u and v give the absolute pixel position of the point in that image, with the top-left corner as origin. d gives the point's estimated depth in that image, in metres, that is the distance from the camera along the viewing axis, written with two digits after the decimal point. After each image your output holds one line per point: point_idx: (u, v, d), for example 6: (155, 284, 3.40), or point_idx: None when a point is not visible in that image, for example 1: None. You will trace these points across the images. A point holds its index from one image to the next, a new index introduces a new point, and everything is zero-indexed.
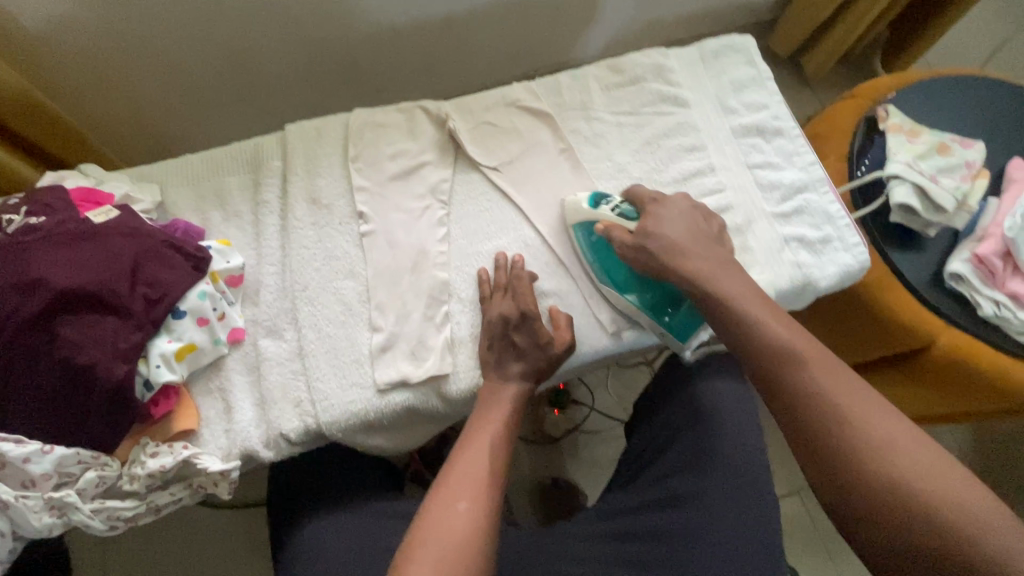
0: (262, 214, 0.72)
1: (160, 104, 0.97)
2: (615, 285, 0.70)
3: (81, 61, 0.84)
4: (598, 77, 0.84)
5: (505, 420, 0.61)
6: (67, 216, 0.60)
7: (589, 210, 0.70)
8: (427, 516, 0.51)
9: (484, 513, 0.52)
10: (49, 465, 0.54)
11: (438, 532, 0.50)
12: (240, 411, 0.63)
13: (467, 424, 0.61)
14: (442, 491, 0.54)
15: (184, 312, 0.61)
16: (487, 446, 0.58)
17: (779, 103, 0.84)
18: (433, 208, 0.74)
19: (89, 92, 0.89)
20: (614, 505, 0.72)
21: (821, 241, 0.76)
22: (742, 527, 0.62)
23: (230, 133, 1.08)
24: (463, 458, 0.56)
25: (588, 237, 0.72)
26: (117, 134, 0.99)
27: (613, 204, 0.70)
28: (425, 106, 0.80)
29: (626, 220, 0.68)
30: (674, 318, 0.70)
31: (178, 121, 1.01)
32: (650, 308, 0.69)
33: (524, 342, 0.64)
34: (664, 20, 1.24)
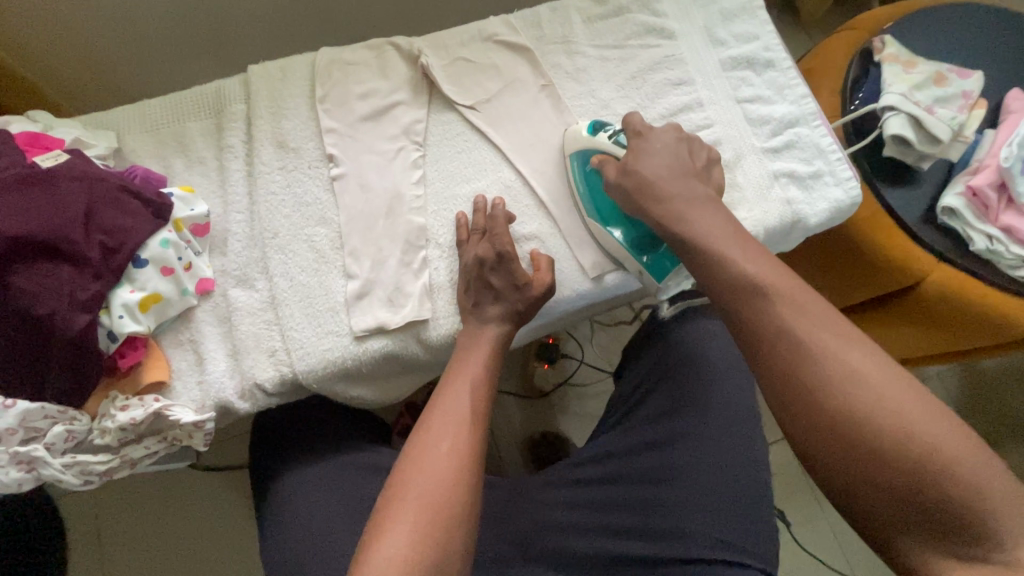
0: (226, 160, 0.68)
1: (115, 51, 0.91)
2: (601, 218, 0.68)
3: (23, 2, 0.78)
4: (579, 8, 0.79)
5: (485, 361, 0.59)
6: (14, 160, 0.56)
7: (587, 137, 0.68)
8: (411, 456, 0.51)
9: (467, 453, 0.51)
10: (13, 419, 0.51)
11: (420, 472, 0.49)
12: (212, 362, 0.61)
13: (448, 367, 0.60)
14: (422, 434, 0.53)
15: (146, 260, 0.58)
16: (470, 388, 0.57)
17: (770, 33, 0.79)
18: (407, 149, 0.70)
19: (35, 37, 0.84)
20: (592, 450, 0.70)
21: (812, 176, 0.73)
22: (727, 467, 0.63)
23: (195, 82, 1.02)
24: (443, 399, 0.55)
25: (582, 167, 0.70)
26: (70, 85, 0.94)
27: (611, 132, 0.67)
28: (395, 42, 0.75)
29: (616, 148, 0.66)
30: (652, 259, 0.67)
31: (135, 70, 0.96)
32: (631, 243, 0.67)
33: (504, 284, 0.62)
34: None
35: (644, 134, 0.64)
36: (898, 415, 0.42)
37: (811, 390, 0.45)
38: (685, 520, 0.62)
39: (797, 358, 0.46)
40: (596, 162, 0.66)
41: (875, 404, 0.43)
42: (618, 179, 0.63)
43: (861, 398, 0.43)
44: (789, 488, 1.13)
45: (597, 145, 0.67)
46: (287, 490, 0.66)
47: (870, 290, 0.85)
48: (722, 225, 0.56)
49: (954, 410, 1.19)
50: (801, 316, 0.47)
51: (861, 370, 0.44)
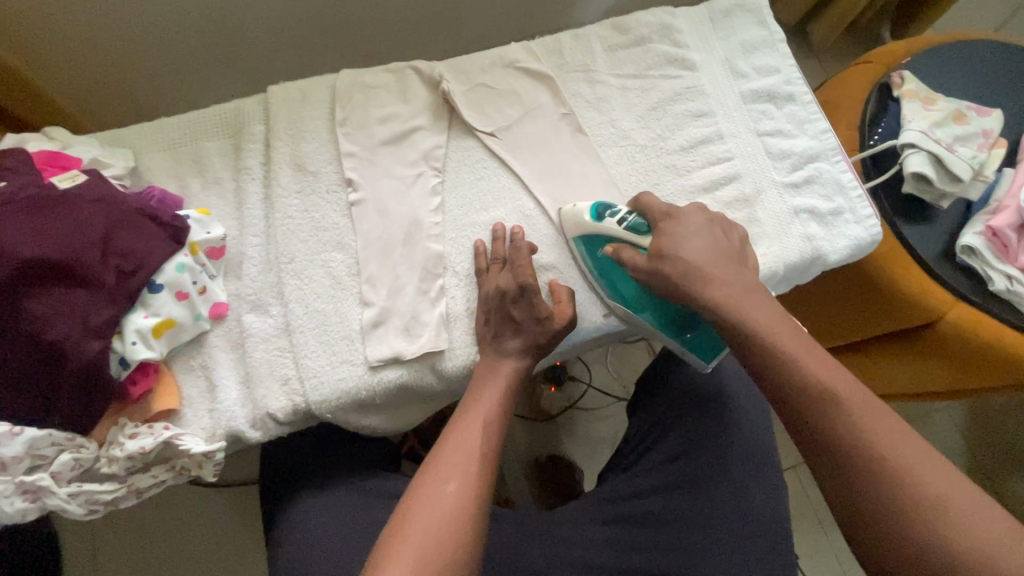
0: (243, 181, 0.68)
1: (131, 57, 0.91)
2: (625, 301, 0.65)
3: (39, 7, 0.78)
4: (600, 37, 0.79)
5: (499, 398, 0.58)
6: (31, 180, 0.55)
7: (593, 223, 0.65)
8: (416, 493, 0.49)
9: (473, 495, 0.49)
10: (20, 447, 0.50)
11: (425, 513, 0.47)
12: (224, 390, 0.60)
13: (460, 402, 0.58)
14: (429, 473, 0.51)
15: (161, 286, 0.57)
16: (481, 427, 0.55)
17: (791, 67, 0.79)
18: (426, 175, 0.70)
19: (51, 42, 0.83)
20: (615, 488, 0.68)
21: (832, 213, 0.73)
22: (752, 507, 0.63)
23: (211, 88, 1.03)
24: (452, 438, 0.54)
25: (592, 254, 0.67)
26: (85, 88, 0.93)
27: (618, 214, 0.64)
28: (416, 66, 0.74)
29: (637, 235, 0.62)
30: (693, 336, 0.65)
31: (151, 76, 0.96)
32: (665, 326, 0.64)
33: (523, 317, 0.61)
34: None
35: (672, 216, 0.61)
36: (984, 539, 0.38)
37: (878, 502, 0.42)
38: (700, 565, 0.61)
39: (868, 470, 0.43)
40: (613, 252, 0.63)
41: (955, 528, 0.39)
42: (654, 265, 0.59)
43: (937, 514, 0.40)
44: (796, 519, 1.11)
45: (609, 233, 0.64)
46: (297, 522, 0.63)
47: (895, 322, 0.83)
48: (778, 317, 0.53)
49: (961, 442, 1.19)
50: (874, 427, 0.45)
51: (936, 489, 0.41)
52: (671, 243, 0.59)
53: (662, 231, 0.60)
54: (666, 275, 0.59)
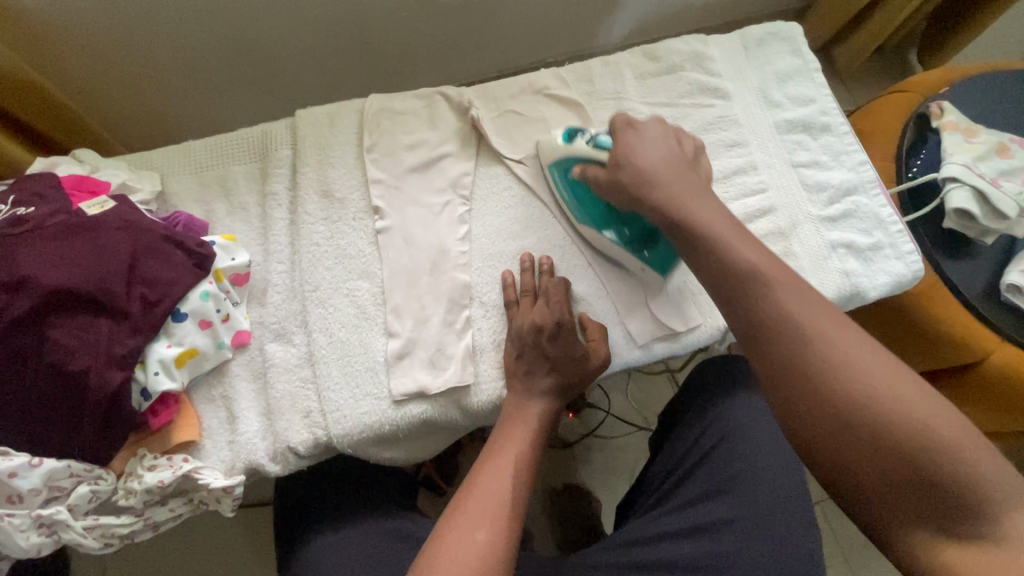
0: (269, 207, 0.67)
1: (160, 65, 0.93)
2: (593, 221, 0.67)
3: (72, 14, 0.80)
4: (632, 64, 0.78)
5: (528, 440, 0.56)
6: (61, 207, 0.55)
7: (563, 145, 0.65)
8: (440, 542, 0.47)
9: (501, 546, 0.47)
10: (39, 479, 0.49)
11: (450, 566, 0.45)
12: (245, 422, 0.58)
13: (485, 444, 0.57)
14: (455, 520, 0.49)
15: (185, 315, 0.56)
16: (508, 470, 0.53)
17: (827, 97, 0.78)
18: (454, 204, 0.69)
19: (82, 48, 0.85)
20: (635, 530, 0.66)
21: (871, 248, 0.70)
22: (776, 555, 0.59)
23: (235, 95, 1.04)
24: (478, 483, 0.52)
25: (564, 177, 0.67)
26: (111, 95, 0.95)
27: (588, 136, 0.64)
28: (445, 92, 0.74)
29: (598, 152, 0.62)
30: (653, 255, 0.65)
31: (177, 83, 0.97)
32: (627, 245, 0.65)
33: (557, 354, 0.60)
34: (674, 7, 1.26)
35: (633, 126, 0.59)
36: (892, 401, 0.39)
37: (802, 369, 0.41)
38: None
39: (792, 344, 0.42)
40: (579, 172, 0.63)
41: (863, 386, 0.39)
42: (611, 176, 0.59)
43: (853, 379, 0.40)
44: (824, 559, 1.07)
45: (576, 154, 0.64)
46: (316, 559, 0.62)
47: (927, 363, 0.80)
48: (719, 215, 0.52)
49: None
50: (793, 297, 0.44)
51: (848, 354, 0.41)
52: (629, 155, 0.57)
53: (619, 141, 0.59)
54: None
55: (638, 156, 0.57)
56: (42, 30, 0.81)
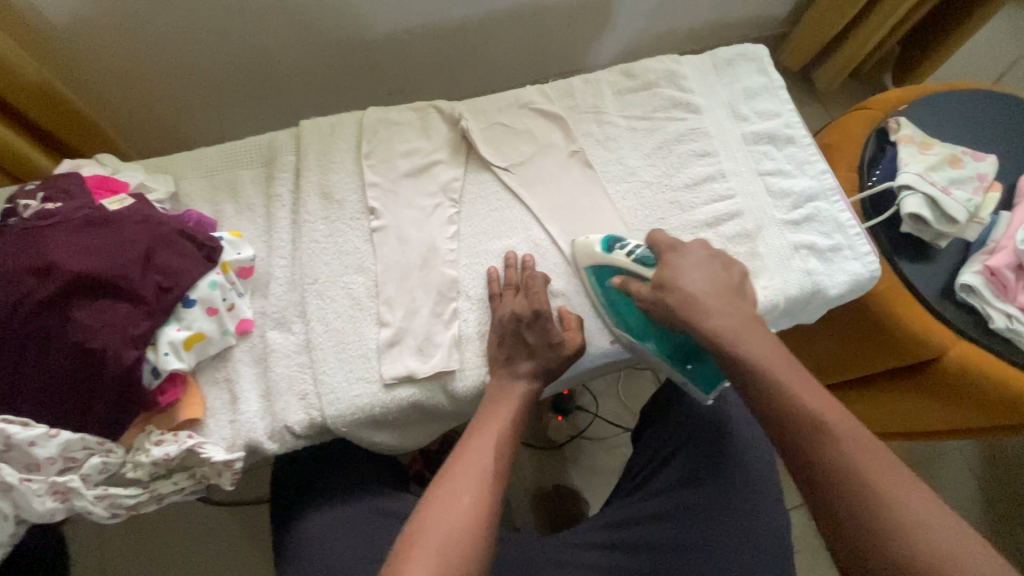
0: (274, 208, 0.73)
1: (174, 81, 1.00)
2: (631, 331, 0.68)
3: (97, 34, 0.88)
4: (611, 82, 0.85)
5: (510, 419, 0.61)
6: (84, 203, 0.61)
7: (602, 254, 0.69)
8: (431, 508, 0.51)
9: (486, 511, 0.52)
10: (55, 449, 0.53)
11: (441, 526, 0.49)
12: (246, 402, 0.63)
13: (471, 421, 0.61)
14: (442, 487, 0.53)
15: (194, 301, 0.61)
16: (493, 444, 0.58)
17: (791, 112, 0.84)
18: (444, 206, 0.74)
19: (102, 63, 0.93)
20: (616, 514, 0.69)
21: (831, 249, 0.76)
22: (749, 538, 0.63)
23: (243, 109, 1.11)
24: (464, 455, 0.56)
25: (600, 284, 0.70)
26: (127, 109, 1.03)
27: (627, 248, 0.69)
28: (438, 105, 0.80)
29: (643, 268, 0.67)
30: (694, 368, 0.67)
31: (189, 97, 1.05)
32: (669, 357, 0.67)
33: (537, 341, 0.64)
34: (657, 32, 1.34)
35: (676, 249, 0.66)
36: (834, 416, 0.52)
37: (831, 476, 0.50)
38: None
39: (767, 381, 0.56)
40: (620, 284, 0.67)
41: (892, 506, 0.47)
42: (656, 295, 0.64)
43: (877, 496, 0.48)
44: (807, 559, 1.09)
45: (618, 264, 0.68)
46: (309, 537, 0.65)
47: (891, 360, 0.85)
48: (767, 345, 0.58)
49: (976, 484, 1.16)
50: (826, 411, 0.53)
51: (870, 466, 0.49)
52: (674, 277, 0.63)
53: (666, 263, 0.65)
54: (681, 298, 0.62)
55: (685, 278, 0.63)
56: (67, 48, 0.88)
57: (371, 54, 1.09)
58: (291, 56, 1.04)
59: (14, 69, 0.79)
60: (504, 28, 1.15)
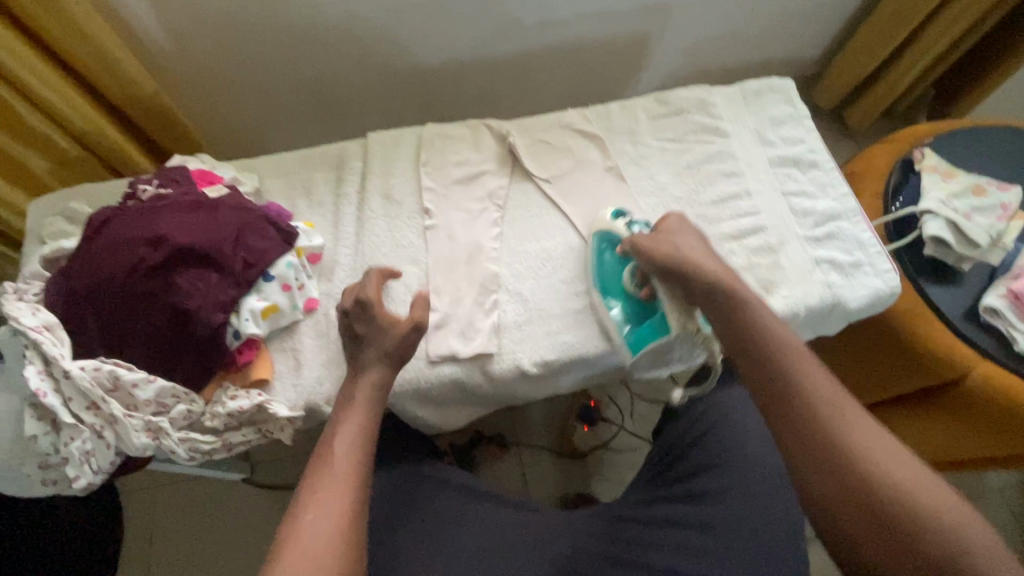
0: (342, 205, 0.83)
1: (255, 96, 1.15)
2: (602, 288, 0.76)
3: (195, 54, 1.03)
4: (646, 107, 0.93)
5: (359, 420, 0.61)
6: (190, 190, 0.72)
7: (609, 220, 0.78)
8: (285, 536, 0.52)
9: (336, 521, 0.52)
10: (151, 393, 0.62)
11: (298, 551, 0.50)
12: (308, 369, 0.71)
13: (330, 425, 0.61)
14: (291, 509, 0.54)
15: (273, 277, 0.70)
16: (340, 453, 0.57)
17: (815, 138, 0.90)
18: (490, 210, 0.83)
19: (196, 80, 1.08)
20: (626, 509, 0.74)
21: (852, 265, 0.80)
22: (765, 527, 0.67)
23: (312, 126, 1.25)
24: (314, 471, 0.56)
25: (599, 244, 0.78)
26: (214, 121, 1.18)
27: (629, 221, 0.77)
28: (489, 123, 0.90)
29: (633, 233, 0.75)
30: (632, 332, 0.73)
31: (267, 114, 1.20)
32: (623, 316, 0.74)
33: (370, 331, 0.66)
34: (690, 70, 1.44)
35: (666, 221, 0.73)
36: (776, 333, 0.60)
37: (802, 434, 0.55)
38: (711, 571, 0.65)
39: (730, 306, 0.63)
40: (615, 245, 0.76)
41: (870, 470, 0.52)
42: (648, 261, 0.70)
43: (862, 463, 0.52)
44: None
45: (616, 230, 0.76)
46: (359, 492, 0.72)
47: (917, 379, 0.87)
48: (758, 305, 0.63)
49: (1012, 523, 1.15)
50: (818, 375, 0.57)
51: (864, 442, 0.53)
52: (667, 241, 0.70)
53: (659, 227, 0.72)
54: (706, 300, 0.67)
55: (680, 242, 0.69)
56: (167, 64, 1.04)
57: (427, 81, 1.22)
58: (359, 81, 1.18)
59: (138, 87, 0.93)
60: (549, 63, 1.27)
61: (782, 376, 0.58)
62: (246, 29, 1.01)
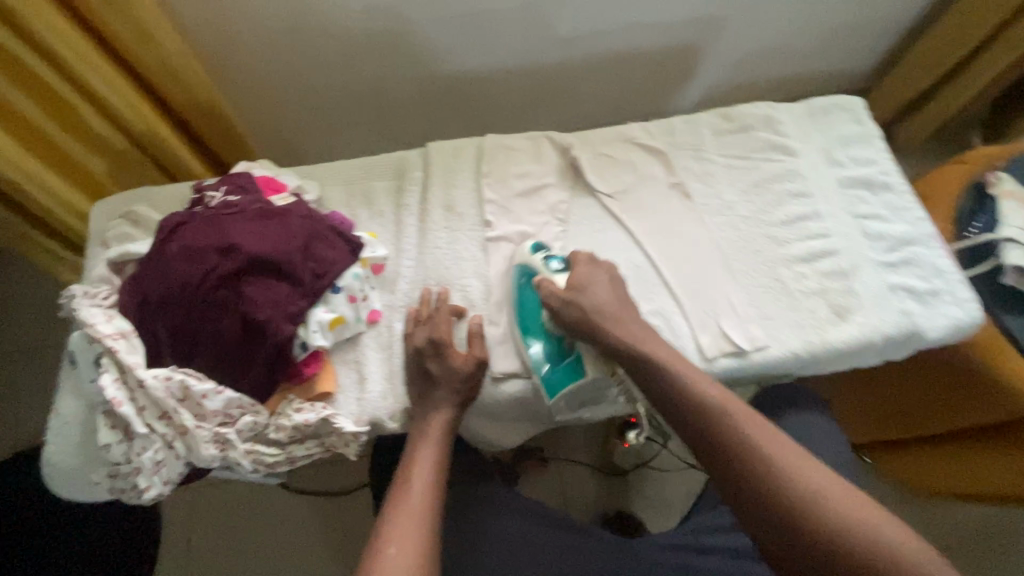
0: (403, 215, 0.82)
1: (306, 101, 1.14)
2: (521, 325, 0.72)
3: (252, 59, 1.03)
4: (710, 123, 0.91)
5: (434, 454, 0.61)
6: (258, 198, 0.72)
7: (527, 254, 0.75)
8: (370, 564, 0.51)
9: (417, 552, 0.52)
10: (220, 404, 0.62)
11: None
12: (372, 382, 0.70)
13: (400, 462, 0.62)
14: (376, 538, 0.54)
15: (340, 288, 0.70)
16: (416, 487, 0.58)
17: (888, 159, 0.87)
18: (552, 224, 0.82)
19: (250, 84, 1.08)
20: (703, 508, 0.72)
21: (929, 292, 0.77)
22: None
23: (361, 131, 1.25)
24: (394, 502, 0.57)
25: (517, 278, 0.75)
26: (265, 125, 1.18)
27: (547, 254, 0.74)
28: (550, 135, 0.88)
29: (553, 272, 0.72)
30: (553, 372, 0.70)
31: (316, 118, 1.19)
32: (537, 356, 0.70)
33: (442, 373, 0.65)
34: (739, 82, 1.41)
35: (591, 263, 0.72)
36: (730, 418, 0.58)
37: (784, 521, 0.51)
38: None
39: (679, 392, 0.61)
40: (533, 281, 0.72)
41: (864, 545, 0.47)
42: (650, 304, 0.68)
43: (834, 523, 0.49)
44: None
45: (533, 264, 0.73)
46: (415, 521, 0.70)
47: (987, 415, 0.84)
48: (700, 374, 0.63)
49: None
50: (783, 451, 0.54)
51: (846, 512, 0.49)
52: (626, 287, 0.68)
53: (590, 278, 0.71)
54: None
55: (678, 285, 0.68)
56: (224, 67, 1.03)
57: (477, 88, 1.21)
58: (409, 88, 1.17)
59: (201, 93, 0.93)
60: (599, 72, 1.25)
61: (747, 457, 0.54)
62: (304, 34, 1.00)
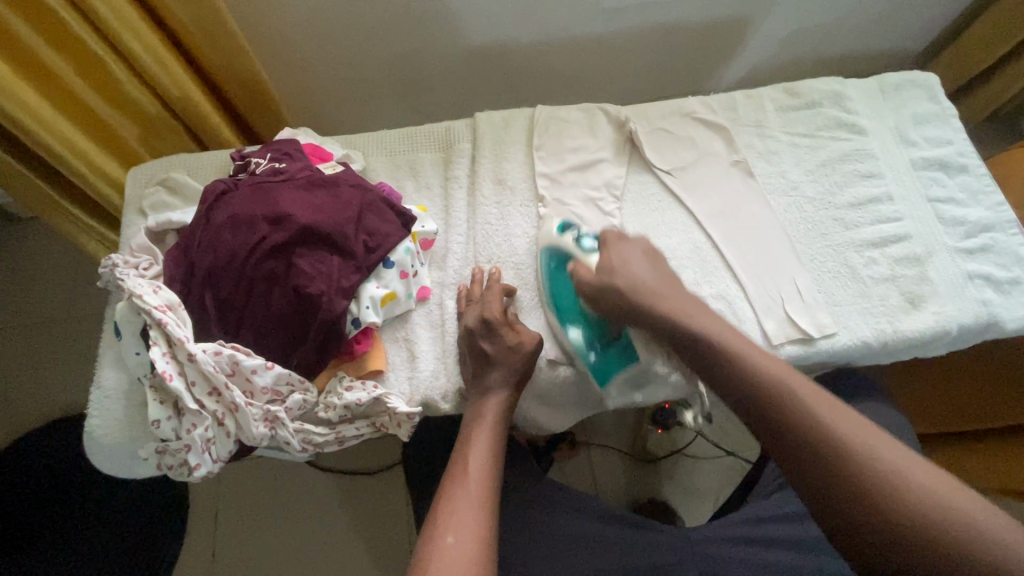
0: (451, 187, 0.78)
1: (340, 68, 1.10)
2: (562, 314, 0.69)
3: (290, 21, 0.98)
4: (773, 98, 0.86)
5: (490, 437, 0.59)
6: (306, 165, 0.69)
7: (555, 236, 0.71)
8: (428, 555, 0.48)
9: (475, 542, 0.49)
10: (269, 379, 0.59)
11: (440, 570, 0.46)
12: (423, 361, 0.67)
13: (454, 449, 0.59)
14: (433, 525, 0.51)
15: (392, 263, 0.66)
16: (472, 471, 0.56)
17: (964, 140, 0.82)
18: (606, 200, 0.78)
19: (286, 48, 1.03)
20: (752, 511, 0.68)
21: (1010, 281, 0.73)
22: None
23: (393, 104, 1.20)
24: (450, 487, 0.54)
25: (549, 264, 0.71)
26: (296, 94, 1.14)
27: (578, 234, 0.71)
28: (605, 107, 0.84)
29: (585, 253, 0.69)
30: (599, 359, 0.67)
31: (347, 87, 1.15)
32: (584, 346, 0.67)
33: (498, 351, 0.63)
34: (787, 60, 1.35)
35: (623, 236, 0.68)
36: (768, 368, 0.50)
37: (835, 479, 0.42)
38: None
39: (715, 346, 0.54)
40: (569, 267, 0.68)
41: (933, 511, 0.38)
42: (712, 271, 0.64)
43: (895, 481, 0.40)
44: None
45: (567, 248, 0.70)
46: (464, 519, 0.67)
47: None
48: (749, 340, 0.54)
49: None
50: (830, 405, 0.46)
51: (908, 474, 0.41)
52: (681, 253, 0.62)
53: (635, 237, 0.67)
54: None
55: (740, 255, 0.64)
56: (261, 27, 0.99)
57: (514, 59, 1.16)
58: (445, 57, 1.12)
59: (242, 60, 0.88)
60: (641, 46, 1.19)
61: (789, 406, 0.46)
62: None
